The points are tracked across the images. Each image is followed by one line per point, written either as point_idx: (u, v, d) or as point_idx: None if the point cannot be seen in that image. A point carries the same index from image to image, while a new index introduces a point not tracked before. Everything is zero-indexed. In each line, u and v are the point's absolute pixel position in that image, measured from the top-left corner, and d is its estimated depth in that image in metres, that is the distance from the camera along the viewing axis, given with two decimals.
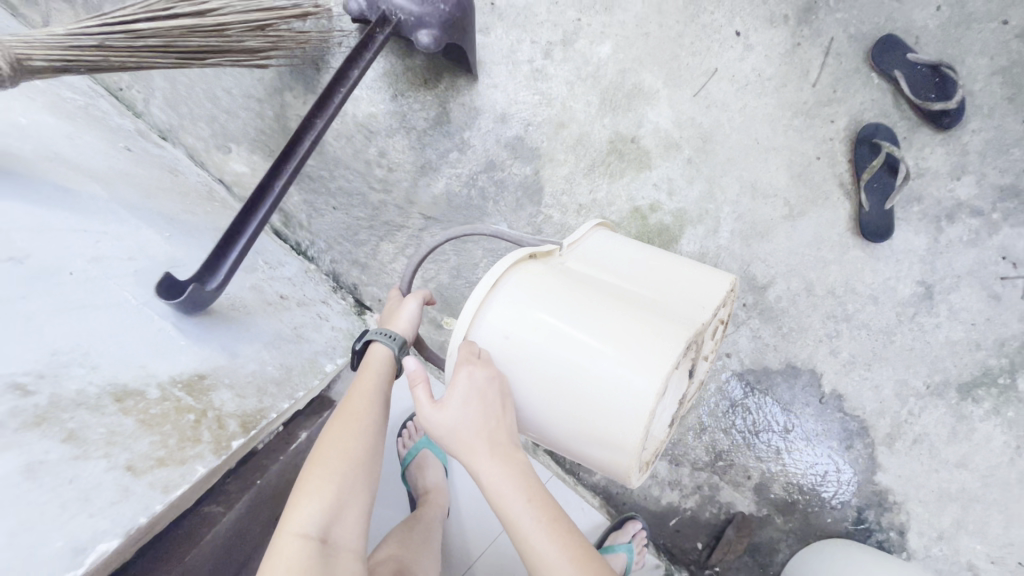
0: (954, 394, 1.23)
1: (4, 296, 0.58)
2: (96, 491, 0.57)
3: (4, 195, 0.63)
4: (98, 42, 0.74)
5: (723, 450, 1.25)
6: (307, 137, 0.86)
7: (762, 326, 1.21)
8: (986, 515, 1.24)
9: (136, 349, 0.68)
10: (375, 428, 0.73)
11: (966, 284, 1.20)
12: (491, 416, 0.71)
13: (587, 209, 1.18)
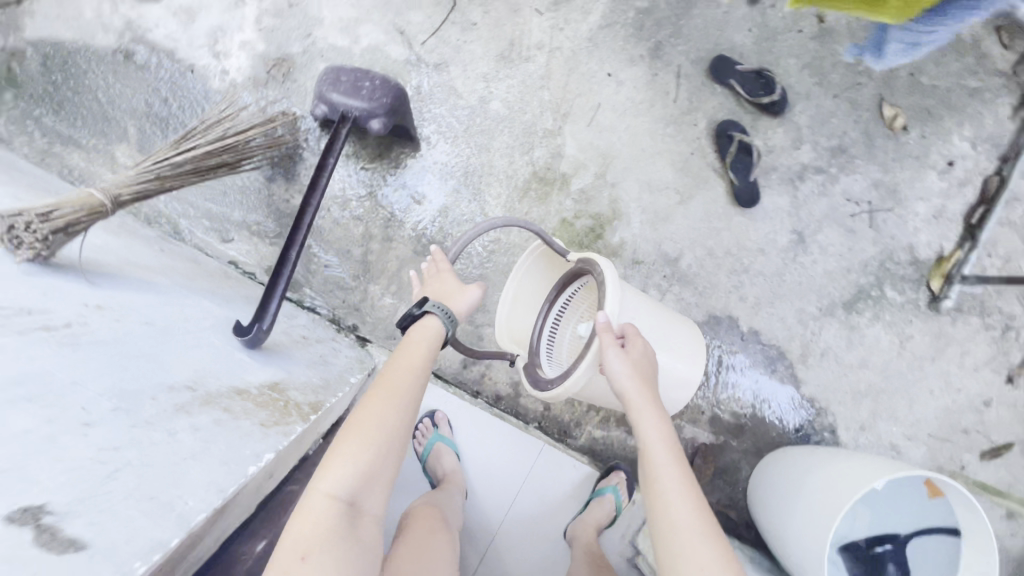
0: (841, 311, 1.56)
1: (156, 332, 0.81)
2: (250, 435, 0.81)
3: (123, 282, 0.87)
4: (156, 176, 1.03)
5: None
6: (310, 207, 1.07)
7: (683, 290, 1.52)
8: (888, 401, 1.57)
9: (235, 368, 0.89)
10: (400, 410, 0.93)
11: (825, 225, 1.56)
12: (648, 375, 1.05)
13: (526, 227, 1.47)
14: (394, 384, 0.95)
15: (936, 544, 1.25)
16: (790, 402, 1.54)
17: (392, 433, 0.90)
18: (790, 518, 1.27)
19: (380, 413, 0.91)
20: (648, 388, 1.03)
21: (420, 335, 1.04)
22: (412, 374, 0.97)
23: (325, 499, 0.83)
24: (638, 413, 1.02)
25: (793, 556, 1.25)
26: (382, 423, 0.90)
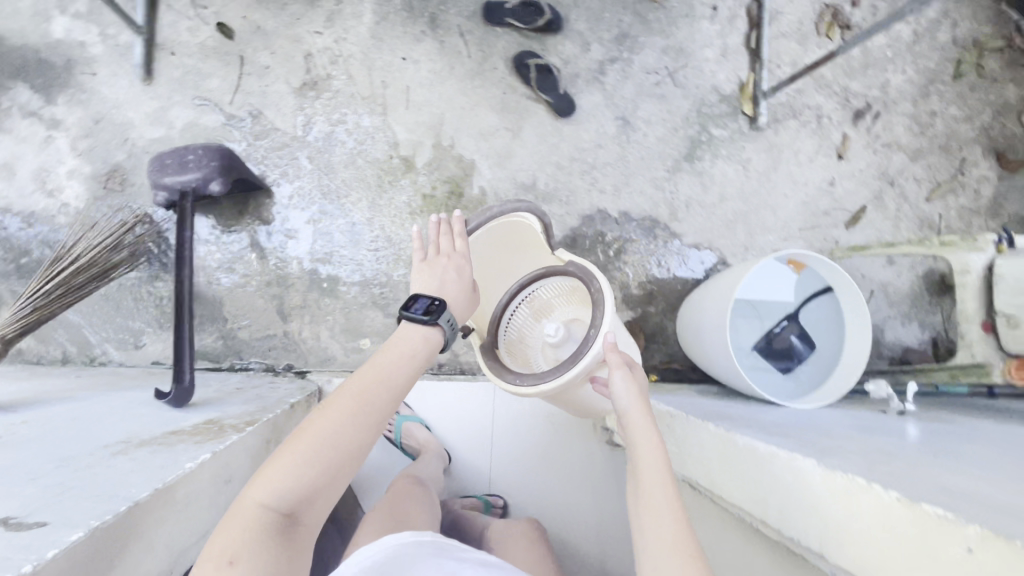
0: (686, 164, 1.78)
1: (77, 422, 0.89)
2: (189, 448, 0.86)
3: (35, 406, 0.96)
4: (33, 309, 1.12)
5: None
6: (183, 272, 1.15)
7: (551, 206, 1.70)
8: (754, 218, 1.81)
9: (166, 422, 0.96)
10: (358, 428, 0.93)
11: (639, 101, 1.77)
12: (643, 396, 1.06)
13: (397, 215, 1.62)
14: (360, 400, 0.95)
15: (820, 303, 1.52)
16: (679, 255, 1.76)
17: (345, 447, 0.91)
18: (708, 342, 1.47)
19: (335, 428, 0.91)
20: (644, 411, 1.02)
21: (409, 348, 1.06)
22: (382, 390, 0.98)
23: (258, 505, 0.84)
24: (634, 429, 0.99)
25: (725, 369, 1.43)
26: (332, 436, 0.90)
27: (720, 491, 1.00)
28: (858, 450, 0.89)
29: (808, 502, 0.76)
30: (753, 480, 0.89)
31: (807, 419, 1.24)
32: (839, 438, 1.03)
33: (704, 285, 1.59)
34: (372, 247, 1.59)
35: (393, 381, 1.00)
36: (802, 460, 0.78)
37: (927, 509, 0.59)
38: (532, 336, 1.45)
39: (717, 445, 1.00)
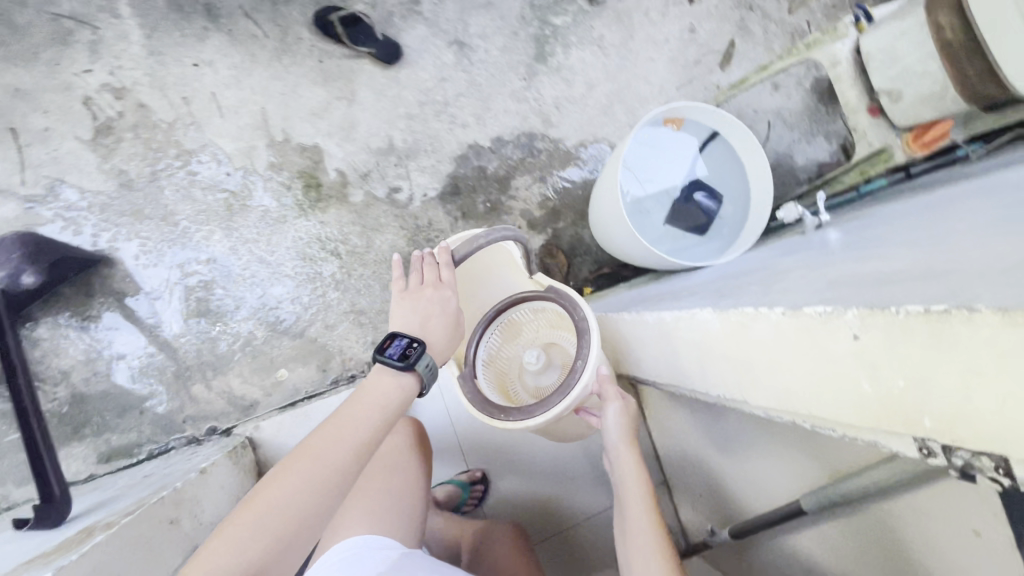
0: (539, 65, 1.66)
1: None
2: (51, 553, 0.73)
3: None
4: None
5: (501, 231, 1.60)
6: (22, 387, 1.03)
7: (419, 160, 1.57)
8: (629, 93, 1.71)
9: (34, 540, 0.83)
10: (316, 489, 0.84)
11: (466, 17, 1.62)
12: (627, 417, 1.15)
13: (260, 232, 1.47)
14: (318, 456, 0.86)
15: (712, 149, 1.43)
16: (569, 160, 1.66)
17: (300, 508, 0.82)
18: (619, 235, 1.39)
19: (292, 491, 0.83)
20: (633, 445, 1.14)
21: (379, 392, 0.97)
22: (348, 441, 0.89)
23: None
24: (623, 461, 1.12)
25: (644, 256, 1.36)
26: (288, 499, 0.82)
27: (656, 374, 0.93)
28: (763, 279, 0.82)
29: (719, 352, 0.69)
30: (673, 352, 0.82)
31: (735, 268, 1.18)
32: (754, 273, 0.97)
33: (602, 181, 1.46)
34: (247, 275, 1.46)
35: (359, 428, 0.91)
36: (700, 313, 0.70)
37: (808, 313, 0.51)
38: (508, 363, 1.35)
39: (638, 331, 0.92)
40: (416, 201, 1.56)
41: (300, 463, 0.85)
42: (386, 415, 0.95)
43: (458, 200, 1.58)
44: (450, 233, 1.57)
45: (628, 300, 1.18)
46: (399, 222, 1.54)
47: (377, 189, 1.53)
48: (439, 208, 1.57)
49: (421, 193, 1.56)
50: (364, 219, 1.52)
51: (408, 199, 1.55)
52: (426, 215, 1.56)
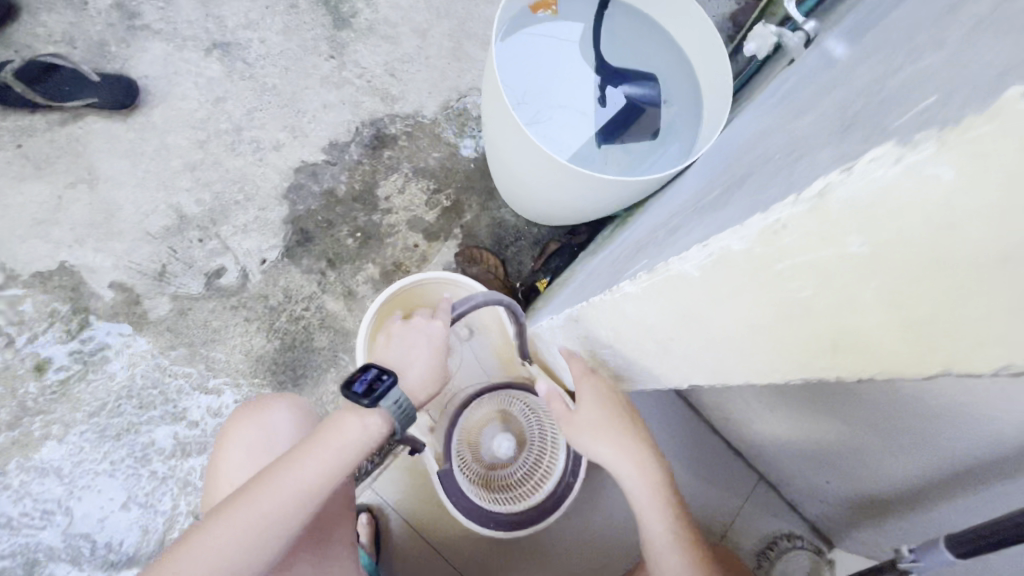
0: (344, 31, 1.17)
1: None
2: None
3: None
4: None
5: (390, 261, 1.10)
6: None
7: (231, 219, 1.05)
8: (478, 9, 1.21)
9: None
10: (252, 535, 0.57)
11: (213, 8, 1.12)
12: (619, 407, 0.71)
13: (37, 423, 0.95)
14: (261, 507, 0.57)
15: (611, 19, 1.00)
16: (438, 130, 1.17)
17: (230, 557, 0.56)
18: (547, 184, 0.92)
19: (223, 542, 0.56)
20: (643, 449, 0.71)
21: (347, 425, 0.63)
22: (300, 484, 0.59)
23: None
24: (631, 479, 0.69)
25: (596, 196, 0.89)
26: (215, 555, 0.56)
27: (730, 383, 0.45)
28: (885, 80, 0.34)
29: (908, 254, 0.25)
30: (781, 319, 0.35)
31: (743, 137, 0.68)
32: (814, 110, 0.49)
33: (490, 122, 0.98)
34: (41, 494, 0.93)
35: (317, 468, 0.60)
36: (915, 154, 0.22)
37: None
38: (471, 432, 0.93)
39: (678, 306, 0.43)
40: (254, 274, 1.04)
41: (237, 508, 0.57)
42: (355, 459, 0.62)
43: (314, 247, 1.07)
44: (324, 296, 1.05)
45: (610, 264, 0.68)
46: (243, 314, 1.02)
47: (190, 284, 1.01)
48: (288, 271, 1.05)
49: (256, 261, 1.04)
50: (189, 333, 1.00)
51: (238, 279, 1.03)
52: (278, 288, 1.04)
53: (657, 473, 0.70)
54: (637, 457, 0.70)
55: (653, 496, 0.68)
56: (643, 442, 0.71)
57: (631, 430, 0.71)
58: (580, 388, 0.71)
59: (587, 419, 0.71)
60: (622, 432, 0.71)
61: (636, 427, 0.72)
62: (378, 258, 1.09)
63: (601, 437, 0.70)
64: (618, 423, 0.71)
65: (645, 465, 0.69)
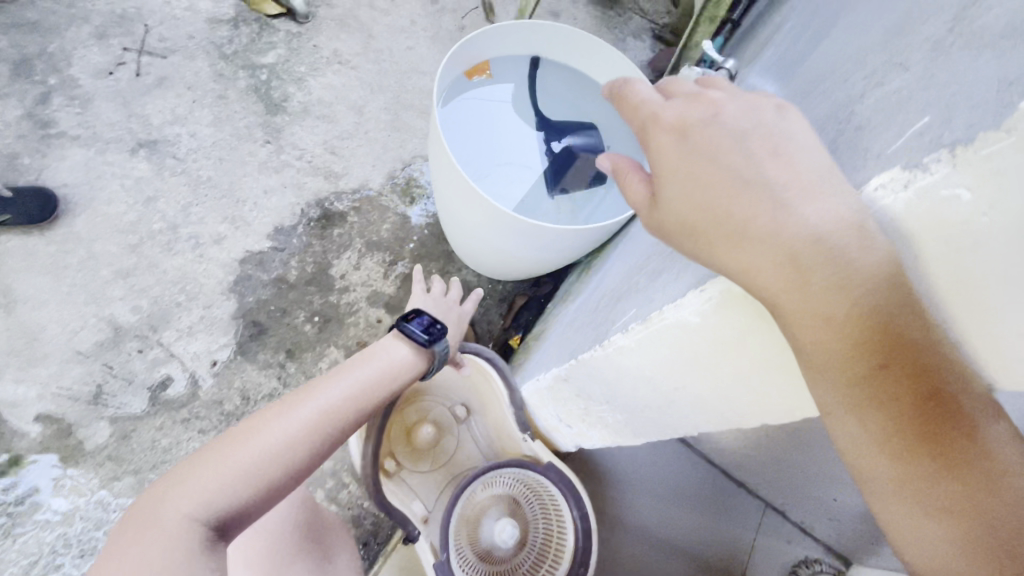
0: (278, 116, 1.15)
1: None
2: None
3: None
4: None
5: (355, 341, 1.04)
6: None
7: (172, 322, 0.97)
8: (412, 81, 1.23)
9: None
10: (316, 413, 0.57)
11: (136, 109, 1.09)
12: (724, 174, 0.30)
13: None
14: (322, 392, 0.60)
15: (544, 79, 1.03)
16: (388, 201, 1.14)
17: (295, 434, 0.55)
18: (502, 239, 0.91)
19: (293, 435, 0.55)
20: (801, 263, 0.27)
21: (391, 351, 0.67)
22: (359, 389, 0.62)
23: (182, 524, 0.49)
24: (798, 335, 0.28)
25: (558, 244, 0.87)
26: (287, 427, 0.55)
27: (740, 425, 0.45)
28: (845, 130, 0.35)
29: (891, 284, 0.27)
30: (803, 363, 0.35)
31: None
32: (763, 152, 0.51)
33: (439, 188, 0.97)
34: None
35: (370, 379, 0.63)
36: (919, 179, 0.22)
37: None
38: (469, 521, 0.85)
39: (683, 359, 0.42)
40: (205, 380, 0.95)
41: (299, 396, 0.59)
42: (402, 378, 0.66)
43: (269, 339, 1.00)
44: (287, 390, 0.97)
45: (585, 316, 0.68)
46: (198, 426, 0.92)
47: (131, 402, 0.91)
48: (243, 369, 0.97)
49: (206, 365, 0.96)
50: (135, 457, 0.89)
51: (186, 387, 0.94)
52: (234, 390, 0.96)
53: (869, 316, 0.26)
54: (786, 288, 0.27)
55: (859, 375, 0.27)
56: (826, 239, 0.26)
57: (785, 214, 0.27)
58: (650, 149, 0.33)
59: (665, 214, 0.33)
60: (748, 227, 0.28)
61: (790, 203, 0.27)
62: (340, 341, 1.03)
63: (701, 245, 0.31)
64: (723, 204, 0.30)
65: (826, 304, 0.26)
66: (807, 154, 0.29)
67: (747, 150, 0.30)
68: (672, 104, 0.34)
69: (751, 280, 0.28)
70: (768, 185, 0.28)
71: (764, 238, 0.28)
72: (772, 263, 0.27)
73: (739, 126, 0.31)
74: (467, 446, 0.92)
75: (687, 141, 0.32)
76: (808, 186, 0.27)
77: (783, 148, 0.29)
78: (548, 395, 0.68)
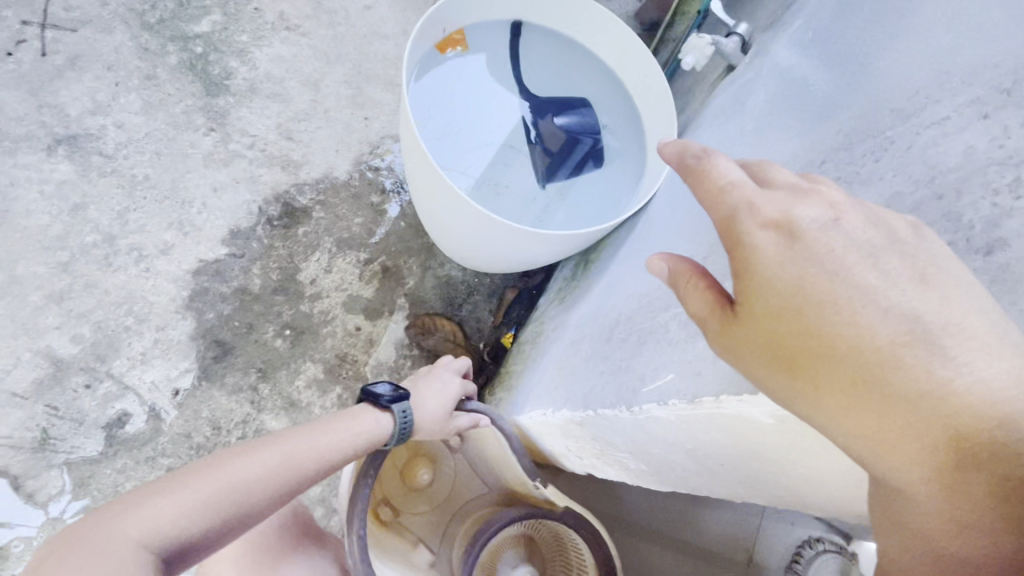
0: (220, 98, 0.99)
1: None
2: None
3: None
4: None
5: (331, 353, 0.94)
6: None
7: (122, 350, 0.87)
8: (375, 46, 1.06)
9: None
10: (295, 462, 0.52)
11: (46, 97, 0.92)
12: (846, 300, 0.29)
13: None
14: (302, 441, 0.54)
15: (528, 48, 0.90)
16: (356, 191, 1.00)
17: (265, 483, 0.50)
18: (490, 244, 0.81)
19: (259, 476, 0.49)
20: (934, 419, 0.27)
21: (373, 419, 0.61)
22: (333, 446, 0.56)
23: (131, 548, 0.42)
24: (907, 484, 0.28)
25: (553, 248, 0.78)
26: (263, 467, 0.50)
27: (807, 489, 0.38)
28: (996, 188, 0.29)
29: None
30: None
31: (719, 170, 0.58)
32: (845, 163, 0.39)
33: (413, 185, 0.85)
34: None
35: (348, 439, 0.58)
36: None
37: None
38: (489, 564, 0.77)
39: (740, 443, 0.38)
40: (167, 412, 0.86)
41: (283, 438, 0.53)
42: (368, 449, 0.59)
43: (236, 360, 0.90)
44: (261, 416, 0.89)
45: (593, 340, 0.60)
46: (165, 464, 0.85)
47: (85, 444, 0.83)
48: (208, 397, 0.88)
49: (167, 395, 0.87)
50: (96, 505, 0.82)
51: (147, 422, 0.86)
52: (202, 421, 0.87)
53: (1000, 486, 0.25)
54: (902, 438, 0.28)
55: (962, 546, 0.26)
56: (978, 396, 0.26)
57: (930, 357, 0.27)
58: (748, 247, 0.32)
59: (753, 320, 0.32)
60: (881, 367, 0.28)
61: (946, 351, 0.27)
62: (317, 354, 0.93)
63: (806, 366, 0.30)
64: (833, 330, 0.29)
65: (944, 461, 0.27)
66: (961, 284, 0.28)
67: (886, 272, 0.29)
68: (776, 196, 0.32)
69: (865, 424, 0.29)
70: (911, 322, 0.28)
71: (896, 384, 0.28)
72: (898, 412, 0.28)
73: (863, 247, 0.30)
74: (467, 479, 0.85)
75: (796, 248, 0.31)
76: (971, 333, 0.27)
77: (930, 273, 0.29)
78: (558, 429, 0.61)
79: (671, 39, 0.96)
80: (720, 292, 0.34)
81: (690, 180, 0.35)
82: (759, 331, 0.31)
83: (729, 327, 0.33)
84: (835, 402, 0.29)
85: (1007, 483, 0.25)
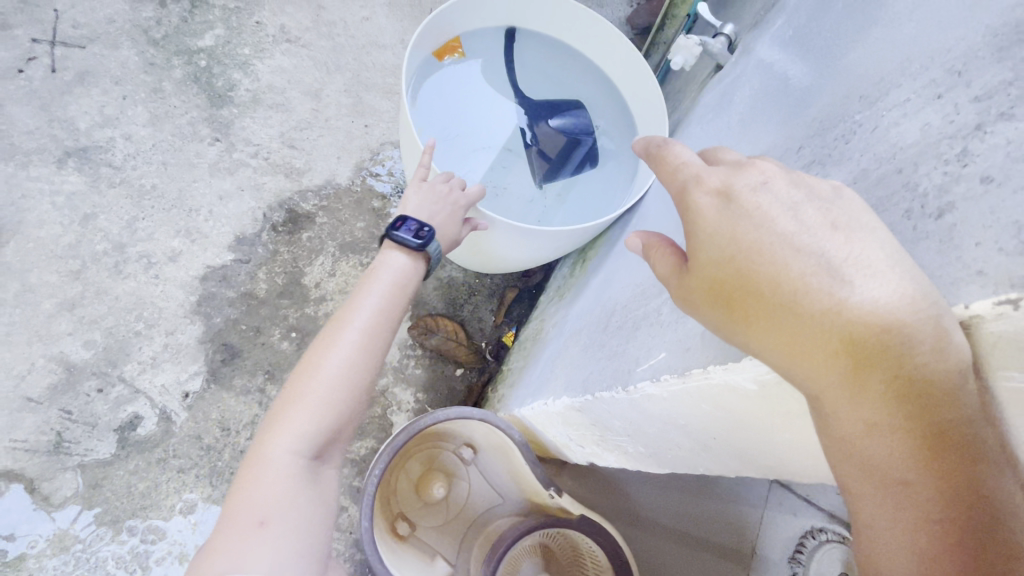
0: (224, 109, 1.01)
1: None
2: None
3: None
4: None
5: None
6: None
7: (133, 354, 0.89)
8: (373, 57, 1.09)
9: None
10: (369, 336, 0.58)
11: (56, 111, 0.95)
12: (768, 244, 0.32)
13: None
14: (363, 314, 0.59)
15: (521, 52, 0.93)
16: (357, 196, 1.03)
17: (357, 360, 0.56)
18: (490, 244, 0.83)
19: (350, 360, 0.56)
20: (837, 330, 0.29)
21: (385, 267, 0.64)
22: (383, 310, 0.60)
23: (288, 462, 0.52)
24: (818, 396, 0.30)
25: (549, 246, 0.81)
26: (345, 352, 0.56)
27: (791, 456, 0.40)
28: (947, 158, 0.31)
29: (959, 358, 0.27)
30: None
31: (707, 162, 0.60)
32: (819, 148, 0.41)
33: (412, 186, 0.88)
34: None
35: (386, 296, 0.61)
36: None
37: None
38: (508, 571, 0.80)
39: (724, 412, 0.40)
40: (178, 414, 0.88)
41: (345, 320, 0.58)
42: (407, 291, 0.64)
43: (244, 362, 0.92)
44: None
45: (589, 329, 0.62)
46: (176, 465, 0.87)
47: (98, 447, 0.85)
48: (217, 399, 0.90)
49: (177, 398, 0.89)
50: (110, 507, 0.83)
51: (159, 424, 0.88)
52: (211, 422, 0.89)
53: (898, 388, 0.28)
54: (812, 352, 0.30)
55: (872, 450, 0.28)
56: (868, 309, 0.28)
57: (831, 281, 0.30)
58: (694, 213, 0.35)
59: (697, 277, 0.35)
60: (793, 294, 0.30)
61: (847, 277, 0.29)
62: None
63: (738, 304, 0.33)
64: (756, 271, 0.32)
65: (846, 366, 0.29)
66: (874, 233, 0.30)
67: (802, 220, 0.32)
68: (718, 170, 0.36)
69: (779, 342, 0.31)
70: (820, 257, 0.30)
71: (802, 304, 0.30)
72: (804, 330, 0.30)
73: (788, 203, 0.33)
74: (481, 489, 0.88)
75: (729, 208, 0.34)
76: (869, 262, 0.29)
77: (842, 222, 0.31)
78: (557, 418, 0.63)
79: (663, 43, 0.99)
80: (679, 262, 0.37)
81: (655, 167, 0.39)
82: (705, 284, 0.34)
83: (683, 284, 0.36)
84: (757, 326, 0.32)
85: (900, 380, 0.27)
